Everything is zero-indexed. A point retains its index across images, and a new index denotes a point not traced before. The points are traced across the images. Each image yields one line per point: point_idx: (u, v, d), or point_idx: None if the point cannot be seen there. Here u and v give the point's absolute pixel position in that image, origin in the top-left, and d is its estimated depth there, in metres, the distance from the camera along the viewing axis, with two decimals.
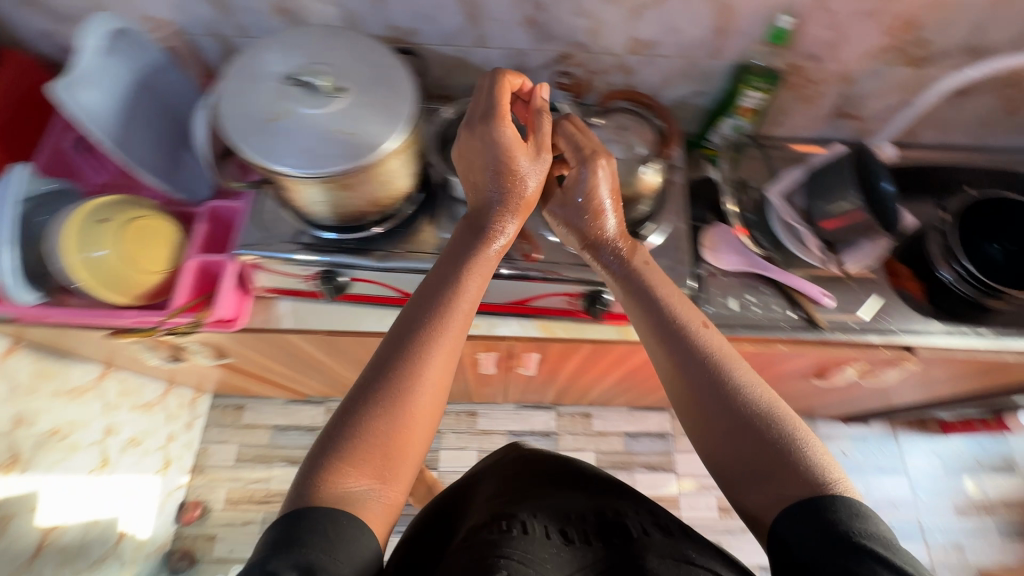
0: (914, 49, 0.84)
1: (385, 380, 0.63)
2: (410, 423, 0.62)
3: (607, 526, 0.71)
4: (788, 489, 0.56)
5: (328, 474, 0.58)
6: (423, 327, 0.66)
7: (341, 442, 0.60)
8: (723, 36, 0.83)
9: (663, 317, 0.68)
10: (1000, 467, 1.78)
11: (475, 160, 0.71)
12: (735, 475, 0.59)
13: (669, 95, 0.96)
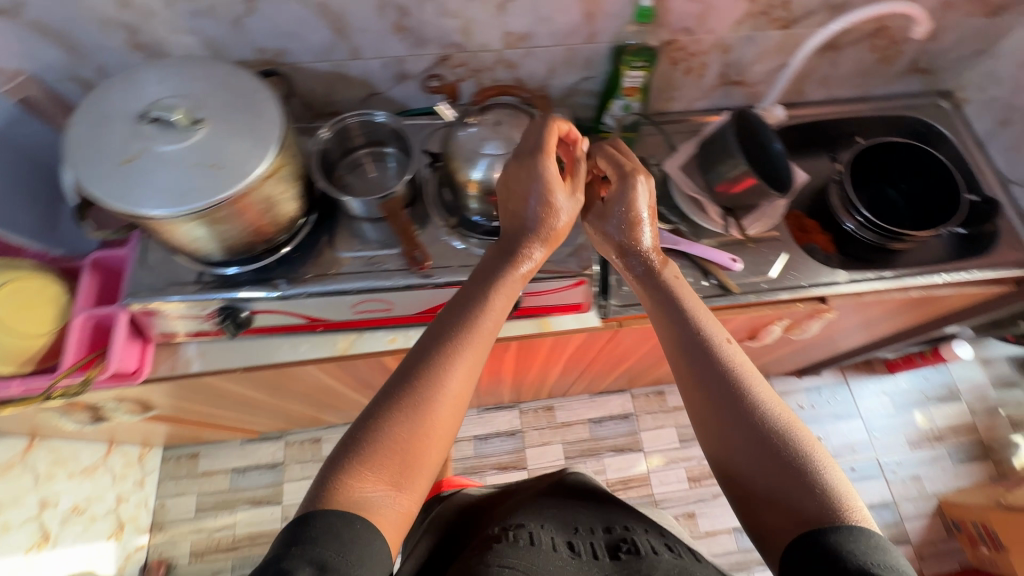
0: (779, 11, 0.87)
1: (411, 390, 0.62)
2: (431, 435, 0.61)
3: (613, 541, 0.74)
4: (800, 504, 0.55)
5: (345, 478, 0.57)
6: (449, 337, 0.66)
7: (362, 445, 0.60)
8: (593, 20, 0.83)
9: (688, 326, 0.69)
10: (944, 396, 1.86)
11: (514, 193, 0.72)
12: (747, 473, 0.60)
13: (558, 84, 0.96)
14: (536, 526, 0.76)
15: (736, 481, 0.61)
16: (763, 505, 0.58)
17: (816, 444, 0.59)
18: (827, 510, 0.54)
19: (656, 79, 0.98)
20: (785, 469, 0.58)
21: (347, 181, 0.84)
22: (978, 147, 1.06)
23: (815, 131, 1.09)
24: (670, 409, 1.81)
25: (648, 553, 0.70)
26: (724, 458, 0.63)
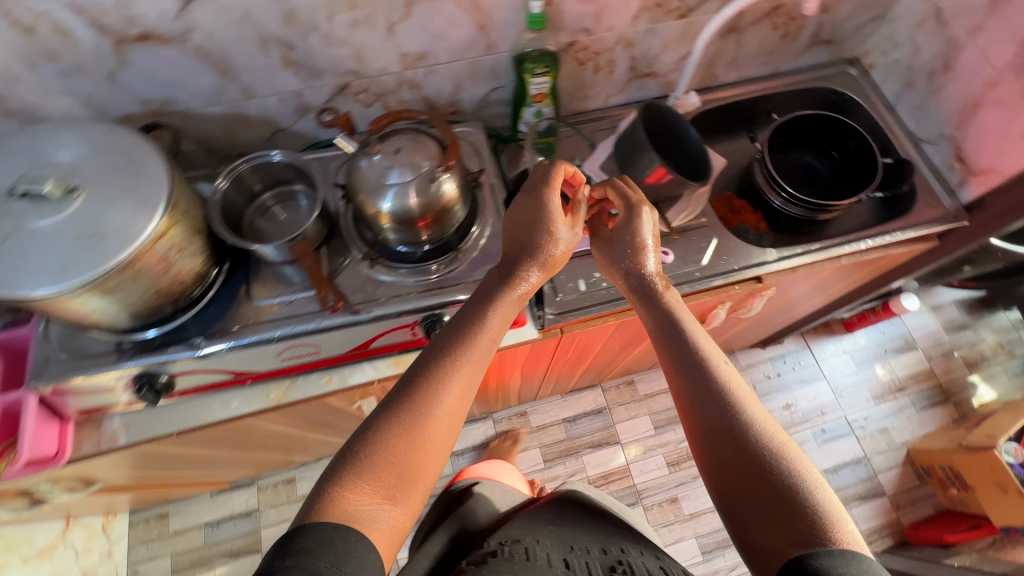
0: (673, 2, 0.87)
1: (412, 403, 0.61)
2: (427, 451, 0.60)
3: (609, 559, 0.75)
4: (795, 522, 0.56)
5: (341, 488, 0.56)
6: (450, 354, 0.66)
7: (361, 455, 0.58)
8: (489, 32, 0.82)
9: (686, 344, 0.71)
10: (901, 346, 1.92)
11: (521, 222, 0.75)
12: (739, 480, 0.60)
13: (468, 98, 0.94)
14: (535, 542, 0.77)
15: (726, 486, 0.61)
16: (753, 514, 0.58)
17: (807, 465, 0.60)
18: (816, 530, 0.55)
19: (567, 80, 0.97)
20: (775, 486, 0.58)
21: (261, 225, 0.82)
22: (889, 110, 1.09)
23: (733, 113, 1.11)
24: (641, 397, 1.82)
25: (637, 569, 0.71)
26: (715, 458, 0.63)
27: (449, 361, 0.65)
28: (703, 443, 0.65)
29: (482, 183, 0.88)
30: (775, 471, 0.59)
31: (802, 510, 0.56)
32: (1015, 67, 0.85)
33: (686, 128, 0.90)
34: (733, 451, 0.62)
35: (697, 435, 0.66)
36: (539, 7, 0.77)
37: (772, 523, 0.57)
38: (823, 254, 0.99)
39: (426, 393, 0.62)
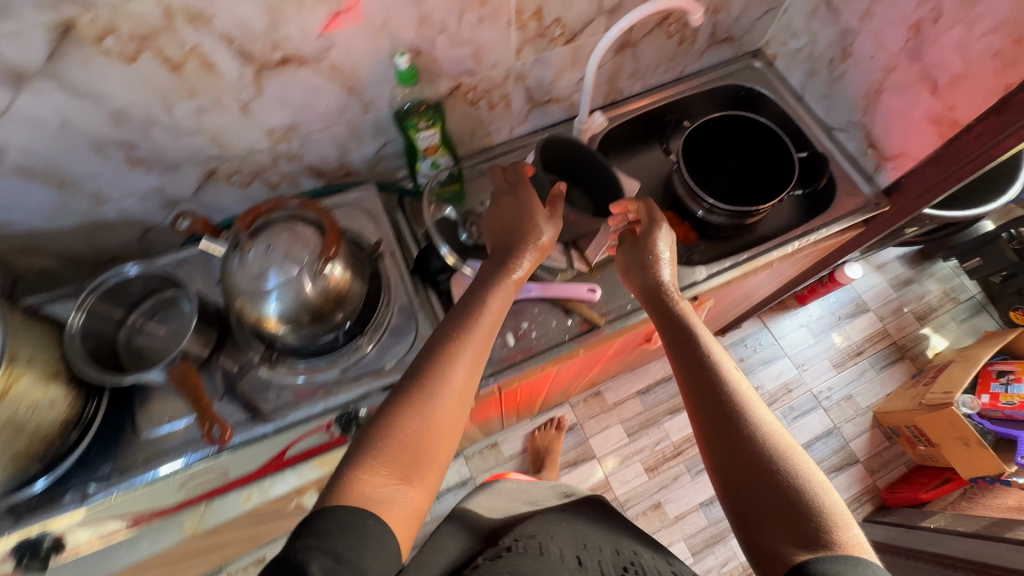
0: (556, 30, 0.81)
1: (422, 388, 0.61)
2: (436, 439, 0.59)
3: (619, 558, 0.68)
4: (803, 518, 0.52)
5: (360, 470, 0.55)
6: (453, 342, 0.65)
7: (378, 438, 0.58)
8: (359, 92, 0.75)
9: (691, 335, 0.70)
10: (854, 311, 1.93)
11: (504, 218, 0.77)
12: (734, 455, 0.59)
13: (358, 157, 0.87)
14: (549, 537, 0.70)
15: (720, 462, 0.60)
16: (746, 499, 0.56)
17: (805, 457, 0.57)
18: (823, 534, 0.51)
19: (462, 122, 0.91)
20: (775, 482, 0.55)
21: (142, 341, 0.73)
22: (798, 101, 1.06)
23: (642, 125, 1.08)
24: (610, 406, 1.79)
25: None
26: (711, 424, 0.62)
27: (454, 347, 0.65)
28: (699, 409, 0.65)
29: (382, 252, 0.82)
30: (768, 460, 0.57)
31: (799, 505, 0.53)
32: (909, 52, 0.83)
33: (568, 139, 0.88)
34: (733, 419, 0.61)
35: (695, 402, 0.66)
36: (407, 62, 0.70)
37: (769, 508, 0.54)
38: (753, 262, 0.96)
39: (436, 381, 0.61)
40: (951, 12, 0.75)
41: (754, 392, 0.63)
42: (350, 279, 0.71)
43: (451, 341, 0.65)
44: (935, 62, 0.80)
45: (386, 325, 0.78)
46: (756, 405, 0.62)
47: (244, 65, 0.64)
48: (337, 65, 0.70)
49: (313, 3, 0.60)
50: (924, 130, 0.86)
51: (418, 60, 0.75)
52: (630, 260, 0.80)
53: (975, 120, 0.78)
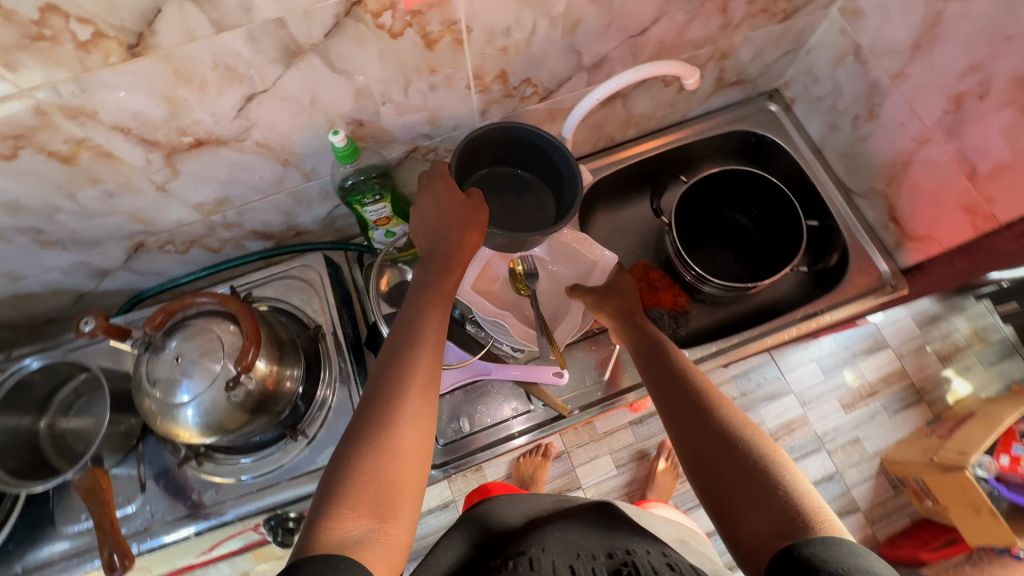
0: (526, 90, 0.70)
1: (375, 405, 0.50)
2: (405, 462, 0.48)
3: (612, 560, 0.51)
4: (777, 500, 0.46)
5: (322, 517, 0.44)
6: (404, 349, 0.54)
7: (339, 473, 0.47)
8: (296, 164, 0.67)
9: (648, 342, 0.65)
10: (871, 347, 1.75)
11: (430, 217, 0.62)
12: (716, 465, 0.50)
13: (308, 218, 0.79)
14: (539, 550, 0.53)
15: (704, 475, 0.50)
16: (741, 514, 0.47)
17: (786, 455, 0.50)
18: (797, 515, 0.44)
19: None
20: (743, 467, 0.49)
21: (66, 425, 0.69)
22: (816, 156, 0.93)
23: (635, 174, 0.97)
24: (601, 436, 1.47)
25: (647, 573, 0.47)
26: (688, 433, 0.54)
27: (407, 351, 0.54)
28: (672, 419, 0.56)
29: (326, 333, 0.75)
30: (754, 461, 0.49)
31: (788, 502, 0.45)
32: (946, 127, 0.70)
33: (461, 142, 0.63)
34: (715, 422, 0.53)
35: (668, 413, 0.57)
36: (343, 140, 0.61)
37: (762, 513, 0.46)
38: (740, 346, 0.87)
39: (399, 386, 0.51)
40: (1001, 92, 0.62)
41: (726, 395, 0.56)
42: (278, 374, 0.65)
43: (406, 341, 0.55)
44: (975, 145, 0.67)
45: (326, 413, 0.71)
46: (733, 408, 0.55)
47: (149, 152, 0.56)
48: (265, 143, 0.61)
49: (218, 89, 0.52)
50: (956, 218, 0.73)
51: (361, 130, 0.66)
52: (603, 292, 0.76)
53: (1018, 218, 0.66)
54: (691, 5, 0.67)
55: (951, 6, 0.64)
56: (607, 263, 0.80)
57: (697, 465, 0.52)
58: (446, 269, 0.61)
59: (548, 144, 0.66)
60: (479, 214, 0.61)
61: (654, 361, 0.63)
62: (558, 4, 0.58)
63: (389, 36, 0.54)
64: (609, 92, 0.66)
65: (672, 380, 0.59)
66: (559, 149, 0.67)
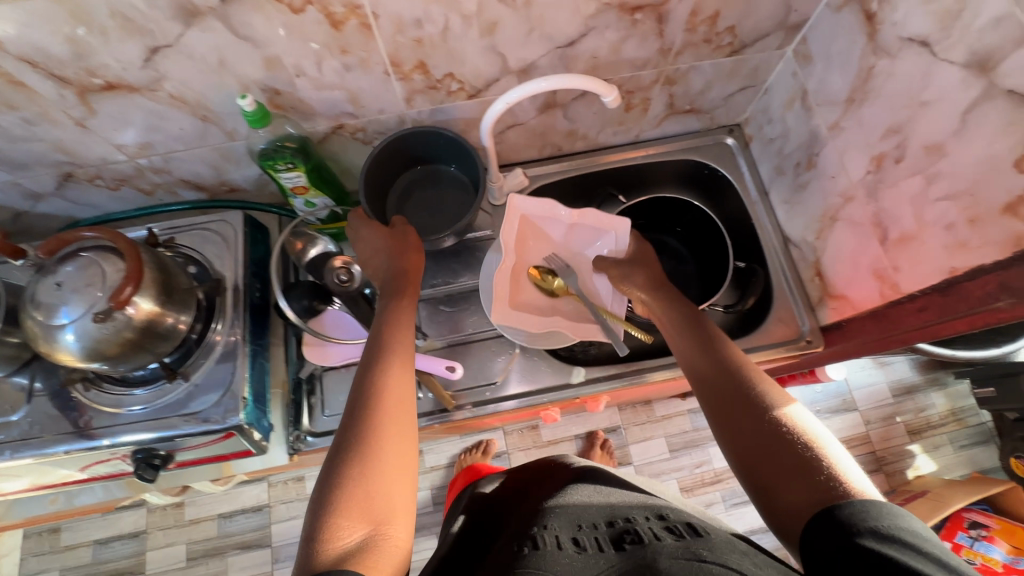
0: (452, 84, 0.71)
1: (356, 416, 0.55)
2: (388, 452, 0.52)
3: (614, 529, 0.51)
4: (812, 467, 0.45)
5: (320, 527, 0.47)
6: (378, 351, 0.61)
7: (332, 484, 0.50)
8: (216, 122, 0.69)
9: (677, 324, 0.64)
10: (839, 408, 1.56)
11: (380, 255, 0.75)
12: (755, 436, 0.49)
13: (239, 176, 0.82)
14: (541, 528, 0.53)
15: (741, 448, 0.50)
16: (777, 484, 0.46)
17: (823, 428, 0.49)
18: (832, 481, 0.43)
19: (356, 157, 0.83)
20: (778, 439, 0.48)
21: None
22: (762, 198, 0.91)
23: (577, 188, 0.97)
24: (544, 445, 1.41)
25: (650, 539, 0.48)
26: (725, 409, 0.53)
27: (378, 358, 0.60)
28: (711, 394, 0.55)
29: (227, 286, 0.78)
30: (794, 432, 0.48)
31: (827, 469, 0.45)
32: (867, 187, 0.68)
33: (364, 183, 0.76)
34: (755, 398, 0.52)
35: (705, 389, 0.56)
36: (250, 104, 0.63)
37: (799, 485, 0.44)
38: (650, 373, 0.86)
39: (376, 403, 0.55)
40: (913, 158, 0.60)
41: (763, 373, 0.55)
42: (163, 315, 0.68)
43: (373, 364, 0.59)
44: (889, 210, 0.65)
45: (212, 361, 0.74)
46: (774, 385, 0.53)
47: (62, 87, 0.59)
48: (180, 96, 0.64)
49: (120, 37, 0.55)
50: (869, 282, 0.71)
51: (279, 98, 0.68)
52: (625, 270, 0.75)
53: (918, 292, 0.64)
54: (620, 23, 0.67)
55: (881, 63, 0.62)
56: (623, 227, 0.80)
57: (734, 441, 0.51)
58: (400, 291, 0.70)
59: (420, 137, 0.77)
60: (406, 237, 0.75)
61: (693, 338, 0.61)
62: (468, 3, 0.59)
63: (290, 10, 0.56)
64: (496, 113, 0.68)
65: (711, 356, 0.58)
66: (431, 137, 0.78)
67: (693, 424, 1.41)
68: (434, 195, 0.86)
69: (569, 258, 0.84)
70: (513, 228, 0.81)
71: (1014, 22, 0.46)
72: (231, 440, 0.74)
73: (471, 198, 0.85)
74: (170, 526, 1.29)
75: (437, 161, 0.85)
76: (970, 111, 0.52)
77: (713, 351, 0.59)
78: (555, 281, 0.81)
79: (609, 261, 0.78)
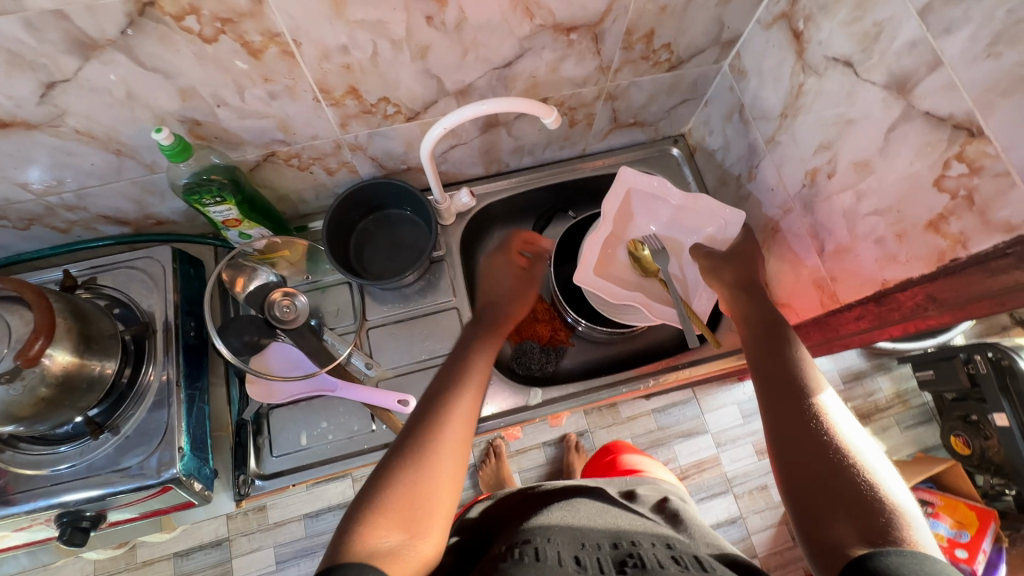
0: (387, 108, 0.69)
1: (427, 424, 0.57)
2: (442, 469, 0.53)
3: (617, 551, 0.52)
4: (858, 496, 0.46)
5: (362, 521, 0.48)
6: (458, 372, 0.64)
7: (382, 480, 0.52)
8: (131, 155, 0.64)
9: (759, 322, 0.65)
10: None
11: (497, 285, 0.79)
12: (803, 435, 0.51)
13: (166, 208, 0.77)
14: (543, 539, 0.53)
15: (783, 438, 0.52)
16: (811, 486, 0.48)
17: (886, 471, 0.48)
18: (886, 523, 0.43)
19: (294, 184, 0.80)
20: (832, 463, 0.48)
21: None
22: None
23: (526, 203, 0.97)
24: (511, 454, 1.40)
25: (653, 565, 0.48)
26: (777, 405, 0.55)
27: (459, 377, 0.63)
28: (767, 387, 0.57)
29: (157, 326, 0.73)
30: (848, 456, 0.48)
31: (888, 515, 0.44)
32: (803, 201, 0.69)
33: (327, 218, 0.80)
34: (816, 406, 0.53)
35: (761, 378, 0.58)
36: (166, 138, 0.59)
37: (851, 517, 0.45)
38: (609, 391, 0.85)
39: (443, 416, 0.57)
40: (843, 174, 0.61)
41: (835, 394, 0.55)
42: (78, 364, 0.61)
43: (450, 383, 0.62)
44: (824, 223, 0.66)
45: (146, 409, 0.69)
46: (841, 404, 0.54)
47: None
48: (88, 132, 0.59)
49: (7, 73, 0.50)
50: (811, 292, 0.72)
51: (200, 129, 0.64)
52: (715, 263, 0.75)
53: (856, 301, 0.65)
54: (555, 44, 0.66)
55: (810, 81, 0.63)
56: (735, 217, 0.79)
57: (775, 434, 0.53)
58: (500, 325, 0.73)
59: (393, 189, 0.83)
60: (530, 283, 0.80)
61: (763, 335, 0.63)
62: (396, 28, 0.57)
63: (201, 41, 0.52)
64: (435, 137, 0.65)
65: (775, 350, 0.60)
66: (403, 191, 0.84)
67: (657, 423, 1.43)
68: (396, 238, 0.88)
69: (664, 239, 0.84)
70: (618, 200, 0.82)
71: (927, 47, 0.48)
72: (169, 493, 0.68)
73: (427, 234, 0.87)
74: (120, 571, 1.20)
75: (393, 211, 0.88)
76: (892, 130, 0.54)
77: (781, 349, 0.60)
78: (647, 257, 0.82)
79: (704, 252, 0.78)
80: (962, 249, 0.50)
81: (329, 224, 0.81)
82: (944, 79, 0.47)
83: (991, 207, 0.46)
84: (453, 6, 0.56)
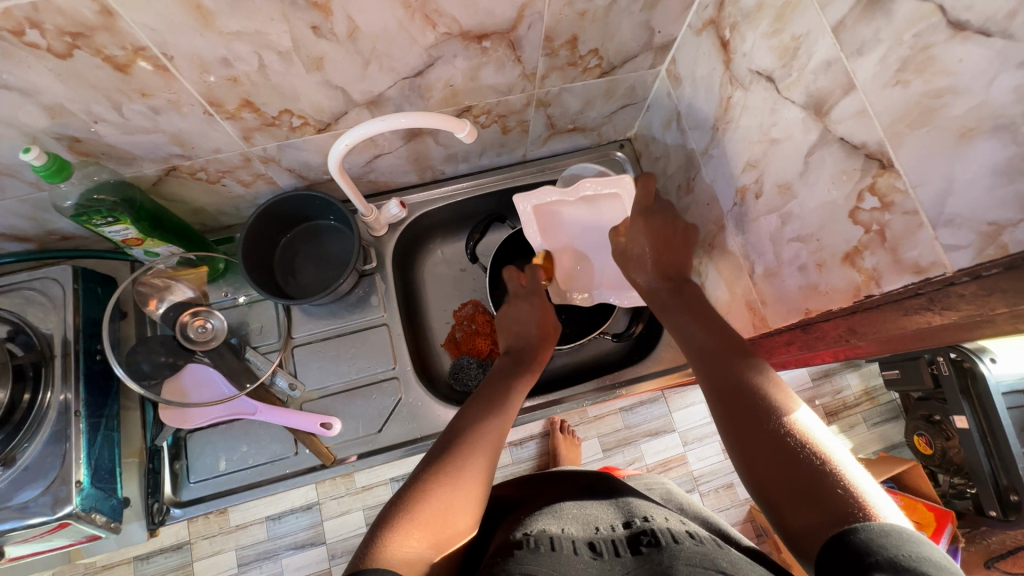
0: (292, 120, 0.64)
1: (461, 440, 0.55)
2: (469, 485, 0.51)
3: (630, 531, 0.50)
4: (824, 484, 0.41)
5: (387, 528, 0.46)
6: (494, 398, 0.63)
7: (412, 490, 0.50)
8: (8, 173, 0.60)
9: (687, 327, 0.62)
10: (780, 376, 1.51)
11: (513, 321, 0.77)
12: (756, 431, 0.46)
13: (67, 223, 0.72)
14: (557, 528, 0.51)
15: (736, 433, 0.48)
16: (772, 476, 0.44)
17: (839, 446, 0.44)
18: (851, 505, 0.39)
19: (204, 198, 0.75)
20: (790, 454, 0.44)
21: None
22: None
23: (463, 211, 0.93)
24: None
25: (667, 542, 0.46)
26: (722, 406, 0.50)
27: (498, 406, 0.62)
28: (710, 376, 0.53)
29: (52, 351, 0.68)
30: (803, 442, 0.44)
31: (843, 494, 0.40)
32: (735, 219, 0.66)
33: (245, 232, 0.76)
34: (760, 398, 0.49)
35: (703, 371, 0.55)
36: (37, 158, 0.54)
37: (814, 507, 0.40)
38: (547, 410, 0.84)
39: (472, 436, 0.56)
40: (769, 195, 0.58)
41: (784, 383, 0.50)
42: None
43: (491, 406, 0.61)
44: (754, 244, 0.63)
45: (40, 438, 0.65)
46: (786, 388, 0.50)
47: None
48: None
49: None
50: (744, 313, 0.69)
51: (81, 146, 0.59)
52: (629, 263, 0.74)
53: (785, 327, 0.62)
54: (467, 51, 0.61)
55: (737, 94, 0.59)
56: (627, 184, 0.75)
57: (728, 430, 0.49)
58: (534, 358, 0.73)
59: (315, 200, 0.80)
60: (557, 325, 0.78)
61: (691, 339, 0.60)
62: (279, 39, 0.52)
63: (53, 56, 0.47)
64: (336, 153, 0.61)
65: (722, 341, 0.57)
66: (326, 202, 0.80)
67: (624, 422, 1.26)
68: (323, 250, 0.85)
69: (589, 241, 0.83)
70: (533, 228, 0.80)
71: (841, 68, 0.44)
72: (69, 528, 0.66)
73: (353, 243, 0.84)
74: None
75: (316, 221, 0.84)
76: (811, 155, 0.50)
77: (712, 348, 0.57)
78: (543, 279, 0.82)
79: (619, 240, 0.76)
80: (876, 286, 0.46)
81: (246, 237, 0.76)
82: (856, 104, 0.43)
83: (902, 245, 0.42)
84: (340, 15, 0.51)
